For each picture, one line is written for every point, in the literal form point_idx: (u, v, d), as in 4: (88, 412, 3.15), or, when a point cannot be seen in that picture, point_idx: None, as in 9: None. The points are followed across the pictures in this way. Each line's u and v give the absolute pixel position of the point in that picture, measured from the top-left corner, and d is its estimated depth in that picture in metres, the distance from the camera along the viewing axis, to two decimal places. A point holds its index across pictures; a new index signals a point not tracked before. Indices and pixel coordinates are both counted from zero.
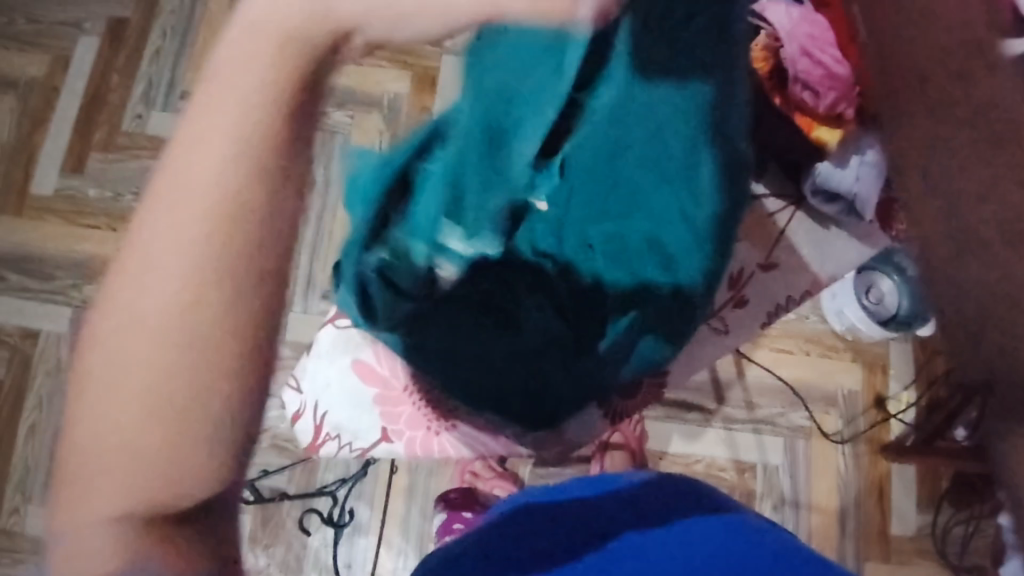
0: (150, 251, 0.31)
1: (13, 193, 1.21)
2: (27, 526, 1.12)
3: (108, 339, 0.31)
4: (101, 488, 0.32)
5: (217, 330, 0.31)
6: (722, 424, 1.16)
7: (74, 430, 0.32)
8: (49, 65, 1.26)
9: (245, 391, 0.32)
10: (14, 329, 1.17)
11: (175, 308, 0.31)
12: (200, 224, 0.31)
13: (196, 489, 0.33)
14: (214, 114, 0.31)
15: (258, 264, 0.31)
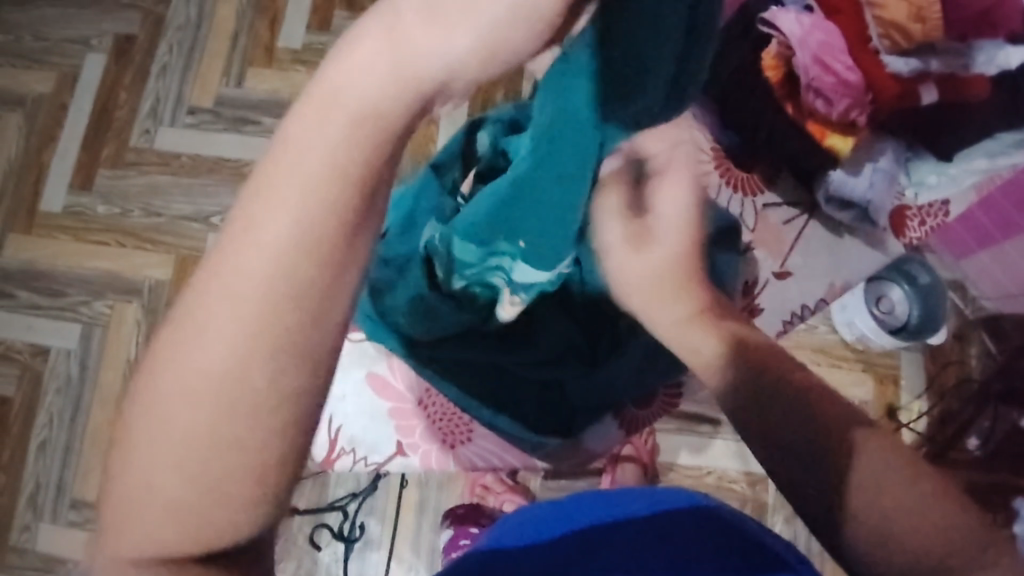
0: (214, 301, 0.32)
1: (22, 210, 1.22)
2: (38, 543, 1.12)
3: (164, 382, 0.32)
4: (147, 521, 0.32)
5: (277, 353, 0.32)
6: (733, 435, 1.15)
7: (126, 465, 0.32)
8: (57, 82, 1.26)
9: (295, 437, 0.33)
10: (23, 346, 1.17)
11: (235, 362, 0.31)
12: (265, 283, 0.31)
13: (243, 526, 0.33)
14: (288, 176, 0.32)
15: (317, 326, 0.32)
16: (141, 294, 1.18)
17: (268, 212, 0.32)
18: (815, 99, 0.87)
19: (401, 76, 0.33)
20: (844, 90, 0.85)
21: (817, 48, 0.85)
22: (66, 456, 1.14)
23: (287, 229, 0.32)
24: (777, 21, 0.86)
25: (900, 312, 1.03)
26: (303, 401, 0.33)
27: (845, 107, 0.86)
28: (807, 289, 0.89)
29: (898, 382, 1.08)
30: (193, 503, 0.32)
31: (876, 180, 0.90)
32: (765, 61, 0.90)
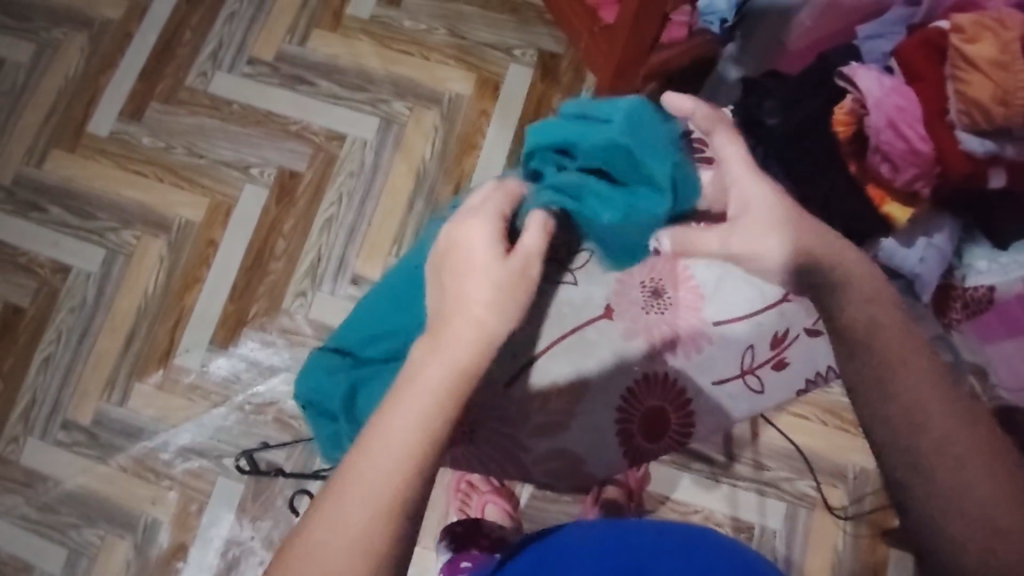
0: (383, 449, 0.45)
1: (70, 128, 1.23)
2: (22, 457, 1.13)
3: (326, 530, 0.44)
4: (326, 552, 0.43)
5: (378, 522, 0.44)
6: (728, 480, 1.14)
7: (312, 540, 0.44)
8: (126, 11, 1.27)
9: (403, 538, 0.45)
10: (46, 262, 1.18)
11: (387, 494, 0.44)
12: (407, 453, 0.45)
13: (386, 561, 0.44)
14: (405, 407, 0.47)
15: (412, 502, 0.45)
16: (169, 231, 1.19)
17: (396, 426, 0.46)
18: (880, 162, 0.65)
19: (479, 341, 0.50)
20: (912, 159, 0.63)
21: (896, 110, 0.64)
22: (66, 376, 1.15)
23: (414, 418, 0.47)
24: (856, 75, 0.66)
25: None
26: (408, 532, 0.45)
27: (910, 177, 0.65)
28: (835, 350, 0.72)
29: None
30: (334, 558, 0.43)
31: (929, 256, 0.69)
32: (837, 115, 0.68)
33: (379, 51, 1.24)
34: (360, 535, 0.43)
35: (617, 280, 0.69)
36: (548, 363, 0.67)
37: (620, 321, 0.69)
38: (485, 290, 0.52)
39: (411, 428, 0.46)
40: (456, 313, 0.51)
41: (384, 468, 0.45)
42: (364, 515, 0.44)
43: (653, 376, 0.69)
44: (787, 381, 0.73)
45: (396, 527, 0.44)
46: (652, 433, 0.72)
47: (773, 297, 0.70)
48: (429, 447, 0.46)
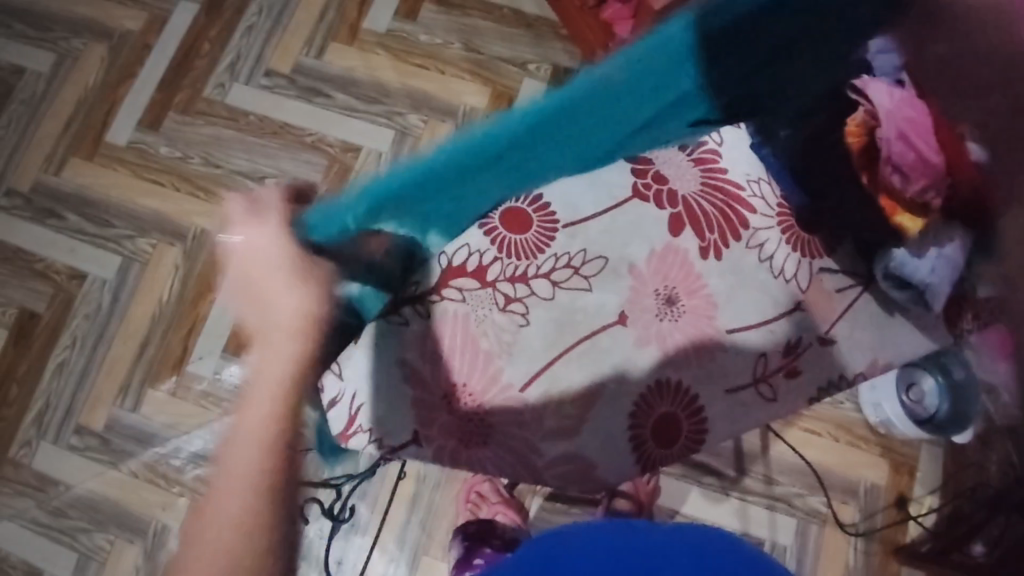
0: (230, 454, 0.55)
1: (88, 137, 1.25)
2: (34, 461, 1.13)
3: (203, 523, 0.52)
4: (205, 542, 0.52)
5: (254, 499, 0.53)
6: (738, 495, 1.14)
7: (191, 543, 0.53)
8: (146, 22, 1.30)
9: (265, 515, 0.53)
10: (62, 268, 1.19)
11: (253, 478, 0.53)
12: (257, 447, 0.55)
13: (241, 537, 0.52)
14: (250, 415, 0.56)
15: (278, 484, 0.54)
16: (184, 239, 1.20)
17: (241, 435, 0.56)
18: (891, 174, 0.67)
19: (278, 325, 0.58)
20: (922, 170, 0.65)
21: (908, 122, 0.64)
22: (80, 382, 1.16)
23: (260, 417, 0.56)
24: (868, 87, 0.64)
25: (928, 404, 1.08)
26: (272, 506, 0.54)
27: (920, 188, 0.66)
28: (848, 360, 0.73)
29: (914, 474, 1.15)
30: (213, 545, 0.51)
31: (940, 266, 0.70)
32: (848, 127, 0.67)
33: (394, 64, 1.25)
34: (230, 518, 0.52)
35: (630, 288, 0.71)
36: (562, 370, 0.68)
37: (632, 328, 0.70)
38: (292, 299, 0.58)
39: (259, 422, 0.56)
40: (275, 354, 0.59)
41: (245, 463, 0.54)
42: (234, 508, 0.53)
43: (665, 381, 0.69)
44: (799, 391, 0.73)
45: (265, 506, 0.53)
46: (664, 439, 0.71)
47: (784, 306, 0.72)
48: (273, 437, 0.55)
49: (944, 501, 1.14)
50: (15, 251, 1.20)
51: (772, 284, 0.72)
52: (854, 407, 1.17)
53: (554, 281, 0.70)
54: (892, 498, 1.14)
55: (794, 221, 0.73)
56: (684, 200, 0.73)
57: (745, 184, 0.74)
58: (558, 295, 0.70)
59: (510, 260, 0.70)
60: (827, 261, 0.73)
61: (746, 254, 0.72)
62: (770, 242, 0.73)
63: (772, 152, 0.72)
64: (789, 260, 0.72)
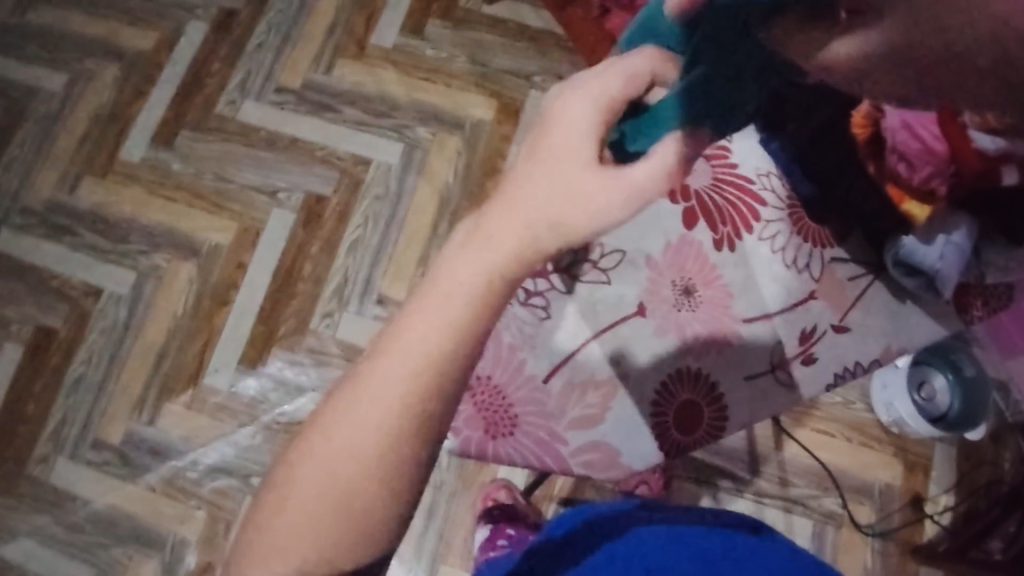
0: (362, 403, 0.43)
1: (102, 154, 1.27)
2: (51, 477, 1.14)
3: (318, 461, 0.43)
4: (313, 508, 0.42)
5: (405, 437, 0.43)
6: (752, 496, 1.15)
7: (292, 486, 0.43)
8: (157, 42, 1.32)
9: (425, 444, 0.44)
10: (78, 284, 1.21)
11: (392, 415, 0.43)
12: (403, 389, 0.43)
13: (376, 503, 0.43)
14: (400, 352, 0.44)
15: (428, 421, 0.44)
16: (199, 254, 1.21)
17: (375, 383, 0.44)
18: (898, 161, 0.67)
19: (526, 240, 0.46)
20: (927, 157, 0.65)
21: (911, 112, 0.65)
22: (97, 397, 1.17)
23: (416, 358, 0.43)
24: None
25: (940, 401, 1.08)
26: (423, 447, 0.44)
27: (925, 175, 0.67)
28: (862, 349, 0.73)
29: (928, 473, 1.15)
30: (330, 491, 0.42)
31: (948, 253, 0.69)
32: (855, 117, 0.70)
33: (402, 78, 1.28)
34: (368, 455, 0.42)
35: (648, 280, 0.73)
36: (586, 357, 0.70)
37: (653, 317, 0.71)
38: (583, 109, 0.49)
39: (422, 343, 0.44)
40: (513, 211, 0.47)
41: (378, 406, 0.43)
42: (349, 460, 0.42)
43: (684, 368, 0.70)
44: (815, 377, 0.73)
45: (416, 449, 0.43)
46: (686, 426, 0.70)
47: (799, 294, 0.73)
48: (449, 367, 0.44)
49: (959, 500, 1.14)
50: (31, 269, 1.22)
51: (784, 274, 0.74)
52: (865, 407, 1.17)
53: (574, 275, 0.72)
54: (908, 498, 1.14)
55: (804, 213, 0.75)
56: (697, 194, 0.75)
57: (755, 178, 0.76)
58: (577, 288, 0.71)
59: None
60: (837, 251, 0.75)
61: (759, 245, 0.74)
62: (781, 234, 0.74)
63: (780, 145, 0.75)
64: (802, 250, 0.74)
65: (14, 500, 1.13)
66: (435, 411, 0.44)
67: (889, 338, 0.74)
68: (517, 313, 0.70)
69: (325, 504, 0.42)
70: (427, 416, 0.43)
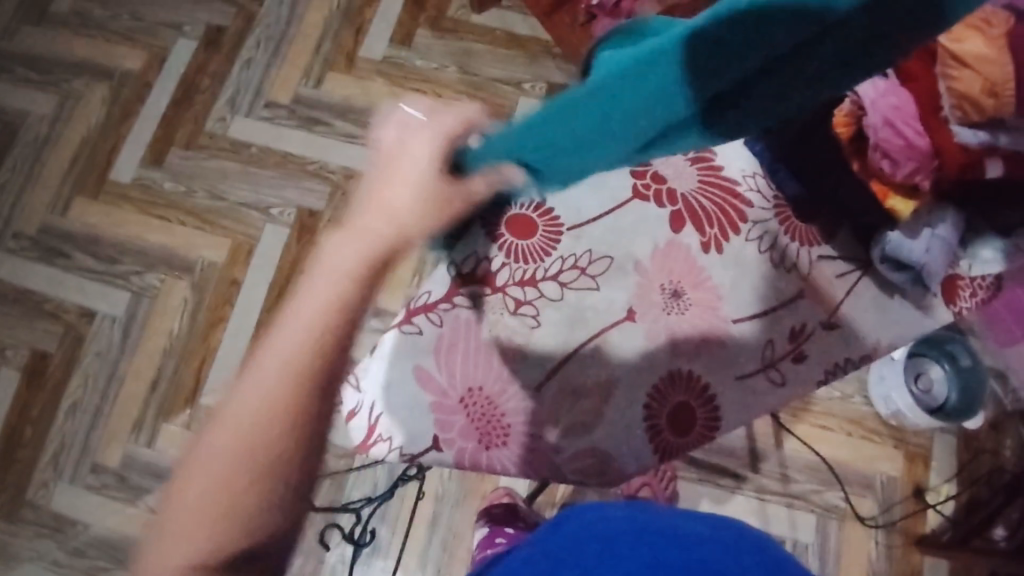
0: (235, 406, 0.42)
1: (93, 176, 1.26)
2: (51, 501, 1.13)
3: (194, 474, 0.41)
4: (195, 521, 0.40)
5: (283, 434, 0.41)
6: (755, 493, 1.13)
7: (174, 507, 0.41)
8: (145, 61, 1.32)
9: (310, 440, 0.42)
10: (72, 307, 1.20)
11: (268, 414, 0.41)
12: (279, 384, 0.42)
13: (255, 512, 0.41)
14: (277, 348, 0.43)
15: (309, 417, 0.42)
16: (192, 272, 1.21)
17: (252, 384, 0.42)
18: (881, 159, 0.65)
19: (391, 228, 0.47)
20: (909, 153, 0.63)
21: (892, 109, 0.63)
22: (94, 419, 1.16)
23: (291, 351, 0.42)
24: None
25: (938, 393, 1.08)
26: (305, 445, 0.42)
27: (909, 171, 0.65)
28: (852, 345, 0.73)
29: (929, 463, 1.14)
30: (210, 500, 0.40)
31: (933, 247, 0.70)
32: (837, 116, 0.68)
33: (391, 89, 1.27)
34: (244, 459, 0.41)
35: (637, 284, 0.72)
36: (576, 365, 0.69)
37: (642, 322, 0.71)
38: (406, 198, 0.48)
39: (299, 336, 0.43)
40: (380, 210, 0.48)
41: (252, 407, 0.41)
42: (224, 467, 0.40)
43: (676, 371, 0.70)
44: (807, 376, 0.72)
45: (293, 449, 0.42)
46: (679, 428, 0.70)
47: (789, 294, 0.73)
48: (322, 357, 0.43)
49: (961, 488, 1.13)
50: (25, 292, 1.21)
51: (773, 274, 0.73)
52: (863, 400, 1.16)
53: (563, 282, 0.71)
54: (910, 489, 1.13)
55: (791, 212, 0.75)
56: (684, 197, 0.74)
57: (740, 180, 0.76)
58: (567, 296, 0.70)
59: (519, 265, 0.71)
60: (825, 249, 0.75)
61: (746, 247, 0.74)
62: (767, 235, 0.74)
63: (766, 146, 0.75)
64: (790, 251, 0.74)
65: (15, 526, 1.12)
66: (295, 467, 0.42)
67: (881, 329, 0.74)
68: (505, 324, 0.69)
69: (211, 518, 0.40)
70: (304, 411, 0.42)
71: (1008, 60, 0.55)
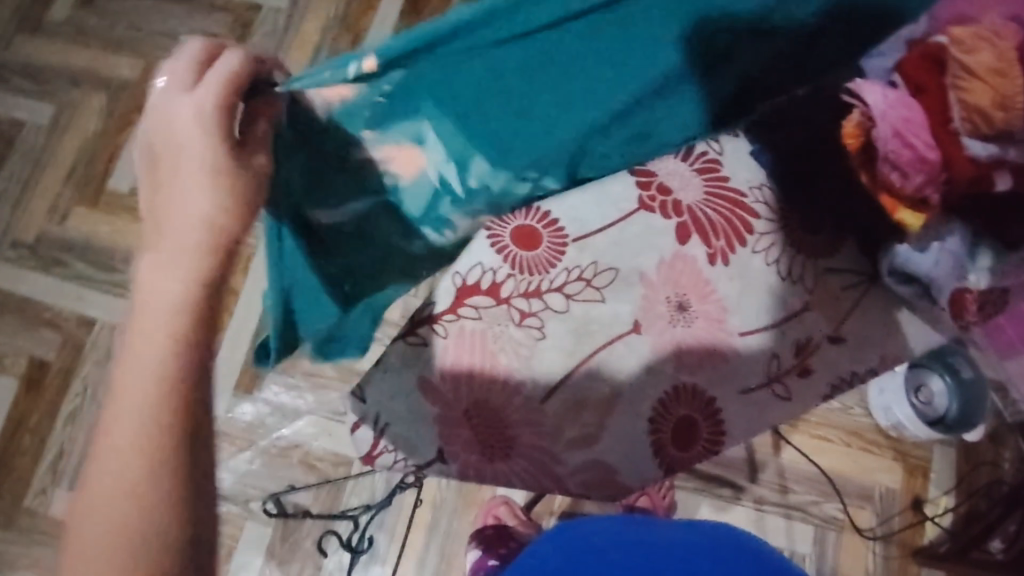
0: (120, 390, 0.43)
1: (92, 184, 1.26)
2: (50, 510, 1.13)
3: (98, 461, 0.42)
4: (104, 502, 0.40)
5: (171, 395, 0.43)
6: (752, 503, 1.15)
7: (85, 501, 0.41)
8: (143, 69, 1.32)
9: (192, 399, 0.44)
10: (70, 315, 1.20)
11: (157, 381, 0.43)
12: (155, 356, 0.44)
13: (156, 469, 0.41)
14: (138, 338, 0.44)
15: (184, 378, 0.44)
16: None
17: (127, 370, 0.44)
18: (890, 171, 0.65)
19: (206, 212, 0.48)
20: (920, 165, 0.63)
21: (904, 119, 0.63)
22: (93, 428, 1.16)
23: (155, 337, 0.44)
24: (861, 88, 0.65)
25: (938, 404, 1.09)
26: (195, 402, 0.44)
27: (919, 183, 0.64)
28: (857, 358, 0.75)
29: (928, 475, 1.15)
30: (116, 478, 0.41)
31: (942, 259, 0.72)
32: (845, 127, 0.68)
33: None
34: (136, 429, 0.42)
35: (643, 297, 0.72)
36: (584, 378, 0.70)
37: (648, 335, 0.72)
38: (203, 200, 0.48)
39: (162, 311, 0.45)
40: (170, 208, 0.48)
41: (138, 382, 0.43)
42: (126, 439, 0.42)
43: (682, 386, 0.71)
44: (812, 390, 0.74)
45: (183, 409, 0.43)
46: (683, 441, 0.71)
47: (794, 307, 0.74)
48: (189, 322, 0.45)
49: (960, 500, 1.15)
50: (23, 300, 1.21)
51: (778, 286, 0.74)
52: (863, 412, 1.18)
53: (568, 294, 0.72)
54: (908, 502, 1.14)
55: (794, 224, 0.76)
56: (689, 209, 0.75)
57: (747, 191, 0.76)
58: (572, 308, 0.71)
59: (524, 276, 0.71)
60: (831, 261, 0.76)
61: (753, 258, 0.74)
62: (774, 246, 0.74)
63: (771, 158, 0.76)
64: (795, 263, 0.75)
65: (12, 535, 1.12)
66: (191, 420, 0.43)
67: (881, 343, 0.76)
68: (512, 336, 0.70)
69: (125, 483, 0.41)
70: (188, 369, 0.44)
71: (1019, 73, 0.58)
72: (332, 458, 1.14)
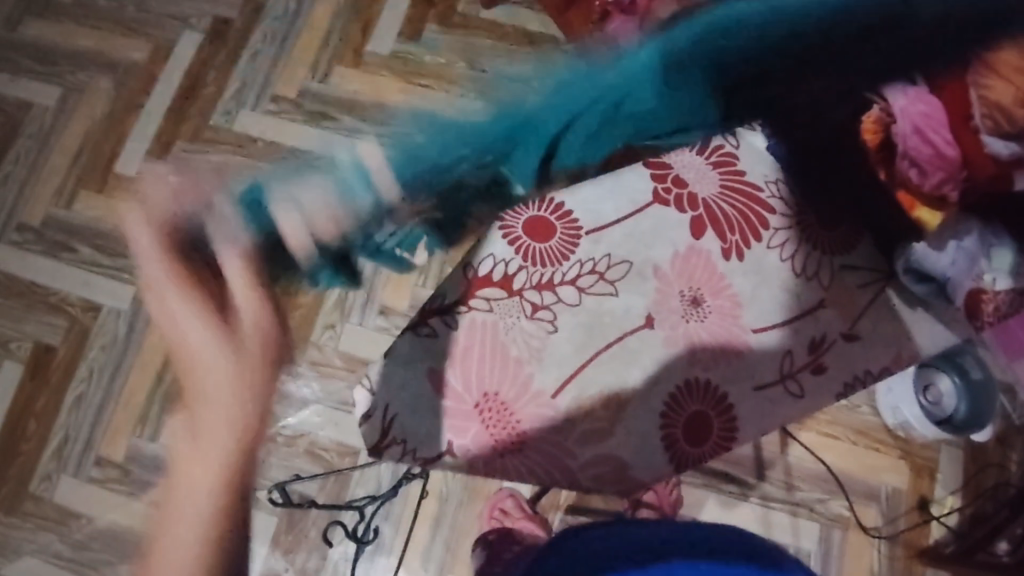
0: (193, 450, 0.53)
1: (98, 168, 1.25)
2: (55, 496, 1.13)
3: (173, 510, 0.52)
4: (180, 545, 0.51)
5: (232, 449, 0.53)
6: (759, 501, 1.14)
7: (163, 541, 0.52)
8: (151, 52, 1.31)
9: (249, 452, 0.54)
10: (76, 300, 1.19)
11: (230, 441, 0.53)
12: (225, 421, 0.53)
13: (232, 515, 0.53)
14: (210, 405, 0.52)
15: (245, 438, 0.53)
16: None
17: (202, 431, 0.53)
18: (908, 168, 0.66)
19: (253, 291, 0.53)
20: (938, 162, 0.64)
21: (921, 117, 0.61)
22: (98, 414, 1.16)
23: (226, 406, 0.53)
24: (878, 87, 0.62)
25: (946, 404, 1.07)
26: (244, 463, 0.53)
27: (938, 180, 0.65)
28: (872, 357, 0.73)
29: (934, 476, 1.14)
30: (186, 528, 0.52)
31: (959, 259, 0.69)
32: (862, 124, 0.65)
33: (400, 86, 1.26)
34: (203, 492, 0.52)
35: (656, 291, 0.71)
36: (593, 373, 0.69)
37: (660, 329, 0.70)
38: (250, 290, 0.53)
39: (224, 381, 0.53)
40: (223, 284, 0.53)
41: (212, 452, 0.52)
42: (199, 495, 0.52)
43: (693, 381, 0.70)
44: (827, 388, 0.72)
45: (239, 468, 0.53)
46: (695, 437, 0.70)
47: (809, 304, 0.72)
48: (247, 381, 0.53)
49: (966, 502, 1.14)
50: (28, 284, 1.20)
51: (794, 283, 0.73)
52: (871, 410, 1.16)
53: (580, 288, 0.70)
54: (914, 501, 1.14)
55: (812, 218, 0.74)
56: (705, 203, 0.73)
57: (764, 185, 0.74)
58: (585, 301, 0.70)
59: (535, 269, 0.70)
60: (848, 257, 0.73)
61: (768, 254, 0.72)
62: (790, 242, 0.73)
63: None
64: (812, 258, 0.73)
65: (17, 520, 1.12)
66: (237, 478, 0.53)
67: (899, 343, 0.73)
68: (565, 367, 0.68)
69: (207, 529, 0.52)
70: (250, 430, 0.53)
71: None
72: (337, 448, 1.14)
